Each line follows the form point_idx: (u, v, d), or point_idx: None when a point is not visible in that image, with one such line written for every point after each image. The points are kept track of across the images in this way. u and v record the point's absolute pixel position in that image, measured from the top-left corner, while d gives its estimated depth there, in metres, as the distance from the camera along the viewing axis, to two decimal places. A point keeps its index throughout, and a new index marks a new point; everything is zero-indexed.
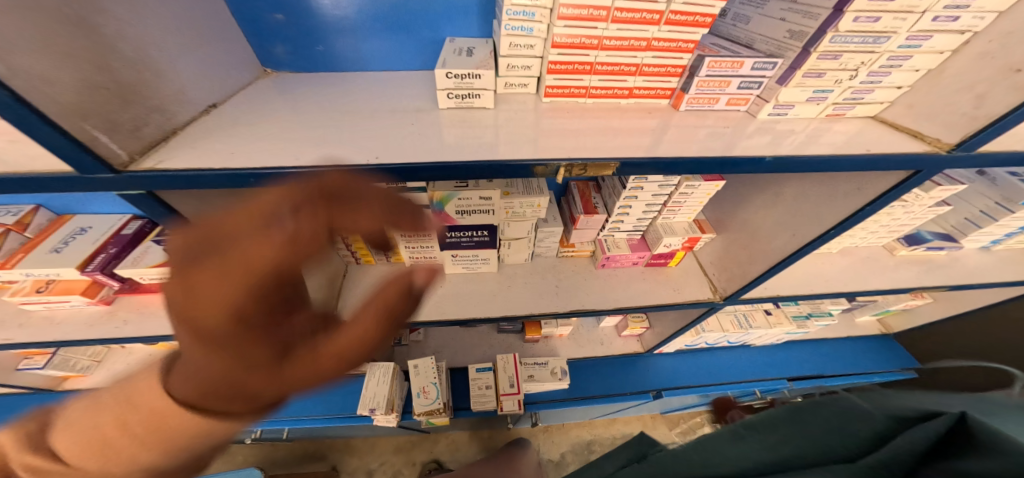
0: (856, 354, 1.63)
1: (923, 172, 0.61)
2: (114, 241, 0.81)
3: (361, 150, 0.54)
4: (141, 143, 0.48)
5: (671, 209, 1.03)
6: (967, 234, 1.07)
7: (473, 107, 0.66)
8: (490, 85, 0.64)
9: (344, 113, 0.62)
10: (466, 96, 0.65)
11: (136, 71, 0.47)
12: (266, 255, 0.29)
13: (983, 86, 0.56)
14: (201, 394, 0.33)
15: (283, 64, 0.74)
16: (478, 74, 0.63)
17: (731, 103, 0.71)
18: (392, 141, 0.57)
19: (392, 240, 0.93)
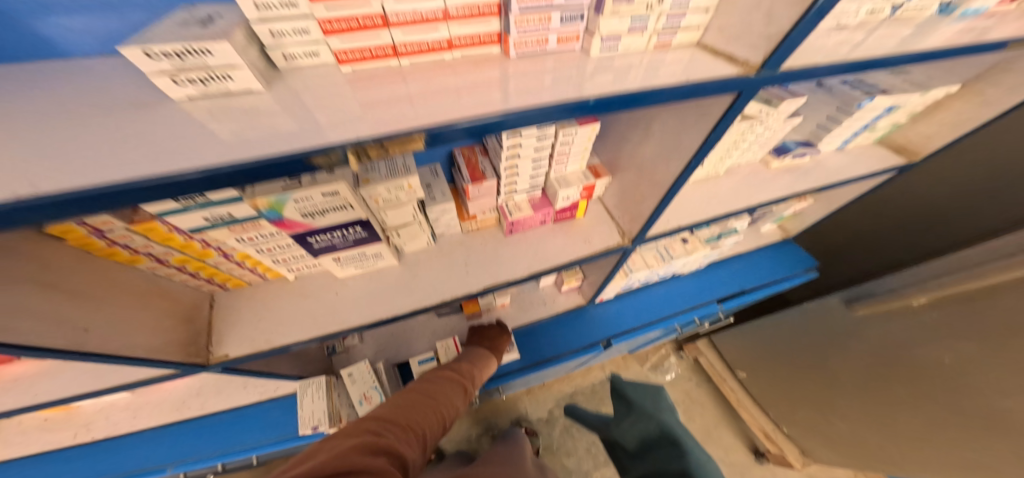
0: (772, 261, 1.76)
1: (742, 94, 0.59)
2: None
3: (35, 168, 0.39)
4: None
5: (560, 159, 0.98)
6: (823, 138, 1.12)
7: (233, 91, 0.53)
8: (236, 58, 0.49)
9: (58, 118, 0.47)
10: (209, 78, 0.50)
11: None
12: None
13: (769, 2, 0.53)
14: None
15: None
16: (206, 49, 0.47)
17: (563, 41, 0.64)
18: (116, 154, 0.43)
19: (250, 256, 0.82)
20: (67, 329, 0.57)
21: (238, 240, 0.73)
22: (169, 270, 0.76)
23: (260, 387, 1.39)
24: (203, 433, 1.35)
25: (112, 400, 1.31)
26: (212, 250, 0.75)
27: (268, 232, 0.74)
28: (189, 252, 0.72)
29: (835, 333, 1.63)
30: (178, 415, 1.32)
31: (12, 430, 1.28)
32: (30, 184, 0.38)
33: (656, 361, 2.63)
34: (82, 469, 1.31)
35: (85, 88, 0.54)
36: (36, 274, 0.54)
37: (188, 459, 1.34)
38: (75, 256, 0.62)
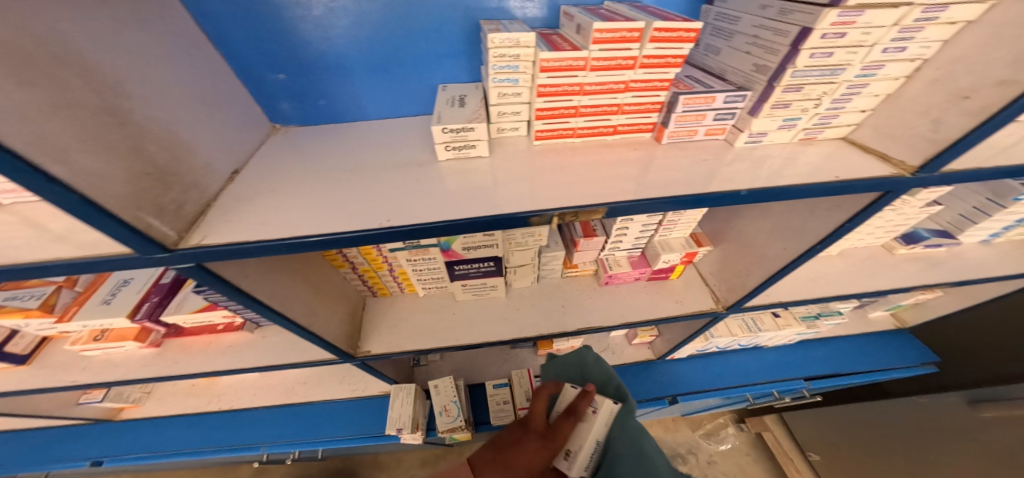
0: (871, 348, 1.63)
1: (889, 194, 0.65)
2: (155, 290, 0.95)
3: (371, 214, 0.62)
4: (179, 215, 0.60)
5: (668, 225, 1.05)
6: (965, 229, 1.09)
7: (472, 156, 0.77)
8: (484, 135, 0.73)
9: (351, 173, 0.75)
10: (463, 147, 0.75)
11: (181, 167, 0.63)
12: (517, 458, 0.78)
13: (938, 112, 0.60)
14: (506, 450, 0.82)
15: (289, 118, 0.93)
16: (472, 127, 0.72)
17: (709, 132, 0.77)
18: (403, 206, 0.64)
19: (405, 273, 1.01)
20: (308, 311, 0.79)
21: (406, 261, 0.92)
22: (351, 276, 0.98)
23: (353, 384, 1.54)
24: (298, 419, 1.49)
25: (245, 378, 1.53)
26: (383, 265, 0.95)
27: (428, 258, 0.93)
28: (371, 264, 0.94)
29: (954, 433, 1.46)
30: (288, 400, 1.52)
31: (168, 390, 1.54)
32: (380, 219, 0.60)
33: (711, 428, 2.43)
34: (200, 435, 1.47)
35: (374, 144, 0.84)
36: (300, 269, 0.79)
37: (277, 441, 1.46)
38: (314, 259, 0.86)
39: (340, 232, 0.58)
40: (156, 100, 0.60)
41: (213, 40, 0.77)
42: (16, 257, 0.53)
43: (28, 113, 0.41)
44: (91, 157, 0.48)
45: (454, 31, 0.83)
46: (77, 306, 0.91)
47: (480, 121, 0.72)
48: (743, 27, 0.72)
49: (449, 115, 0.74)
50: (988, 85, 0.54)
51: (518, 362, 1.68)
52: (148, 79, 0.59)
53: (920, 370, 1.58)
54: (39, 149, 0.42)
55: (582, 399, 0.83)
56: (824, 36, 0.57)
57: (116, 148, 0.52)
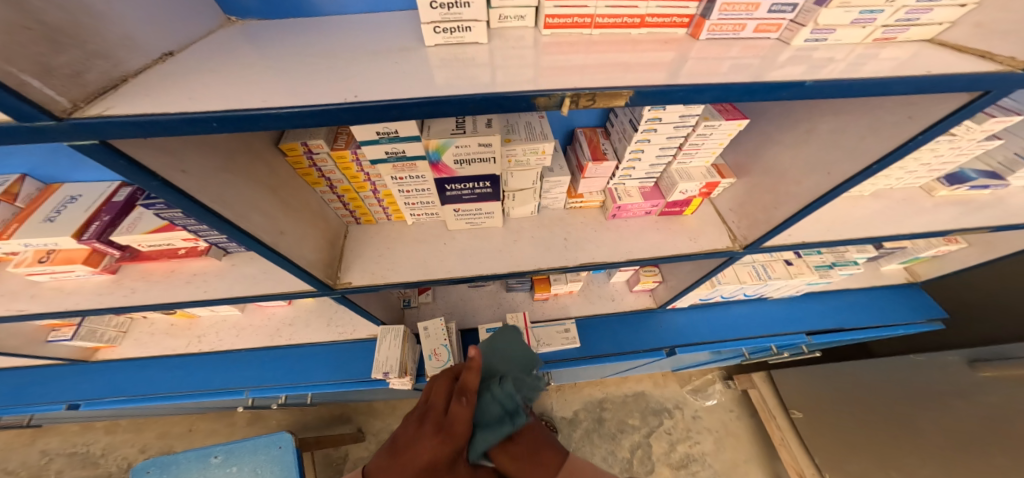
0: (878, 306, 1.58)
1: (993, 94, 0.53)
2: (107, 208, 0.78)
3: (335, 90, 0.49)
4: (78, 82, 0.39)
5: (688, 152, 0.93)
6: (1018, 170, 0.97)
7: (466, 43, 0.61)
8: (481, 15, 0.57)
9: (318, 52, 0.58)
10: (455, 29, 0.58)
11: (97, 25, 0.41)
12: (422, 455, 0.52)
13: None
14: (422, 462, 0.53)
15: (250, 11, 0.67)
16: (467, 2, 0.55)
17: (758, 29, 0.63)
18: (378, 78, 0.53)
19: (390, 196, 0.91)
20: (272, 229, 0.68)
21: (391, 178, 0.81)
22: (330, 196, 0.88)
23: (340, 328, 1.48)
24: (284, 363, 1.43)
25: (226, 317, 1.46)
26: (366, 184, 0.85)
27: (416, 176, 0.82)
28: (352, 182, 0.83)
29: (942, 391, 1.46)
30: (273, 342, 1.45)
31: (147, 329, 1.45)
32: (343, 95, 0.47)
33: (699, 384, 2.46)
34: (186, 378, 1.41)
35: (344, 29, 0.66)
36: (264, 179, 0.67)
37: (265, 385, 1.42)
38: (283, 168, 0.73)
39: (294, 106, 0.44)
40: None
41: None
42: None
43: None
44: None
45: None
46: (21, 224, 0.73)
47: None
48: None
49: None
50: None
51: (513, 306, 1.62)
52: None
53: (924, 326, 1.56)
54: None
55: (467, 374, 0.55)
56: None
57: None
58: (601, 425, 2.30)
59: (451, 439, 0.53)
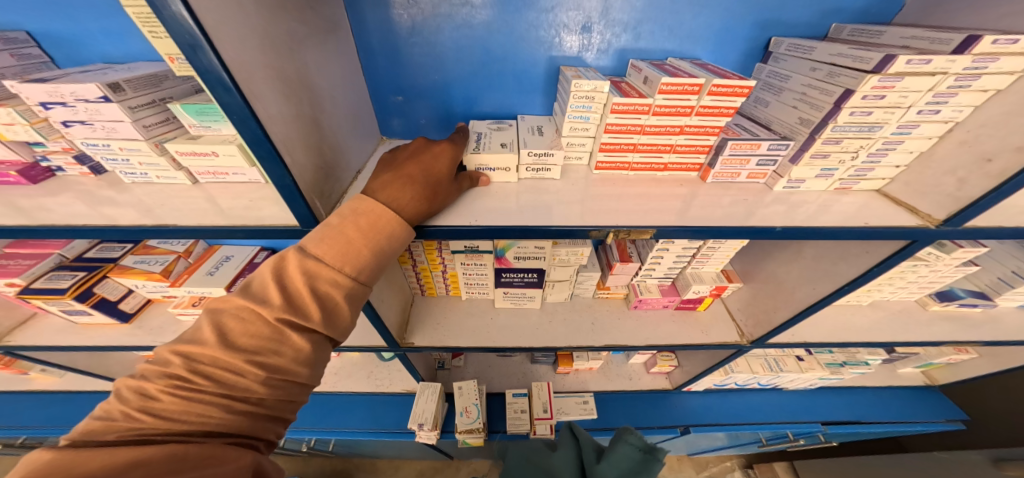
0: (895, 403, 1.62)
1: (917, 242, 0.71)
2: (249, 268, 1.02)
3: (462, 213, 0.74)
4: (330, 202, 0.69)
5: (701, 259, 1.12)
6: (1001, 292, 1.10)
7: (544, 178, 0.85)
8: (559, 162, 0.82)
9: None
10: (540, 169, 0.83)
11: (335, 160, 0.71)
12: (334, 253, 0.55)
13: (963, 172, 0.69)
14: (353, 271, 0.56)
15: (396, 133, 1.00)
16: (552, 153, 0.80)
17: (752, 176, 0.84)
18: (481, 200, 0.77)
19: (454, 276, 1.12)
20: (379, 297, 0.92)
21: (460, 264, 1.04)
22: (410, 273, 1.11)
23: (378, 380, 1.61)
24: (323, 409, 1.55)
25: None
26: (439, 265, 1.07)
27: (478, 263, 1.04)
28: (429, 263, 1.06)
29: None
30: (317, 388, 1.58)
31: None
32: (468, 220, 0.72)
33: (717, 471, 2.35)
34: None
35: None
36: None
37: (301, 427, 1.52)
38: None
39: (440, 225, 0.70)
40: (327, 93, 0.69)
41: (361, 63, 0.87)
42: (191, 221, 0.65)
43: (261, 80, 0.50)
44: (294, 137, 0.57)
45: (537, 73, 0.91)
46: (188, 275, 0.97)
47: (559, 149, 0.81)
48: (792, 85, 0.80)
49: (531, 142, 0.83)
50: (1009, 150, 0.63)
51: (538, 376, 1.73)
52: (324, 74, 0.68)
53: (944, 426, 1.56)
54: (269, 121, 0.51)
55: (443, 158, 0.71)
56: (864, 98, 0.66)
57: (309, 142, 0.61)
58: None
59: (364, 216, 0.58)
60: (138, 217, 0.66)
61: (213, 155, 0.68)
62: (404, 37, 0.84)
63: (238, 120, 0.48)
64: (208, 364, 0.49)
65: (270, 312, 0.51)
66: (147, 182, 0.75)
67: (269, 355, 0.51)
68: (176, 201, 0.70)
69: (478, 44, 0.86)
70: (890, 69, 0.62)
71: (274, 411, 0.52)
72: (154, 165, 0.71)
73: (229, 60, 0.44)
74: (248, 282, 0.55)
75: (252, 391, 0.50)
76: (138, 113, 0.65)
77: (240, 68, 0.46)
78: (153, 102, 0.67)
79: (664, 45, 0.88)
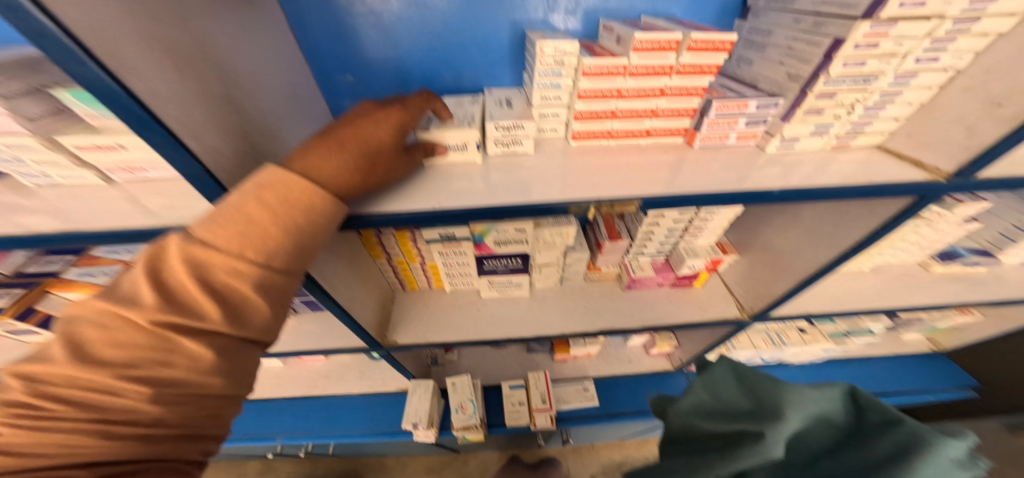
0: (903, 372, 1.59)
1: (927, 197, 0.66)
2: None
3: (421, 198, 0.66)
4: None
5: (694, 232, 1.07)
6: (1005, 249, 1.06)
7: (518, 153, 0.76)
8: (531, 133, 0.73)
9: None
10: (510, 143, 0.74)
11: (263, 142, 0.64)
12: (227, 239, 0.47)
13: (973, 120, 0.62)
14: (254, 253, 0.48)
15: None
16: (522, 125, 0.72)
17: (741, 138, 0.77)
18: (443, 182, 0.70)
19: (435, 268, 1.07)
20: (348, 297, 0.85)
21: (438, 253, 0.98)
22: (386, 268, 1.05)
23: (370, 380, 1.56)
24: (317, 414, 1.51)
25: (268, 366, 1.57)
26: (416, 257, 1.01)
27: (458, 252, 0.97)
28: (405, 255, 1.00)
29: None
30: (308, 392, 1.54)
31: None
32: (429, 203, 0.65)
33: None
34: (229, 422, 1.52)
35: None
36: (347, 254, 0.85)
37: (295, 433, 1.48)
38: (356, 247, 0.91)
39: (399, 211, 0.64)
40: (243, 67, 0.60)
41: (296, 39, 0.79)
42: (114, 226, 0.58)
43: (132, 52, 0.40)
44: (197, 119, 0.49)
45: (500, 41, 0.84)
46: None
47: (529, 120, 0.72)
48: (775, 39, 0.73)
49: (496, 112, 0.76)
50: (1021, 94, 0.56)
51: (536, 366, 1.68)
52: (234, 44, 0.59)
53: (958, 394, 1.54)
54: (155, 101, 0.42)
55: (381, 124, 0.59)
56: (856, 46, 0.58)
57: (220, 125, 0.53)
58: None
59: (263, 192, 0.49)
60: (53, 224, 0.59)
61: (121, 149, 0.60)
62: (345, 8, 0.76)
63: (107, 102, 0.38)
64: (63, 385, 0.40)
65: (145, 316, 0.43)
66: (52, 185, 0.67)
67: (151, 367, 0.43)
68: (99, 205, 0.63)
69: (431, 13, 0.78)
70: (884, 13, 0.54)
71: (187, 428, 0.46)
72: (53, 163, 0.62)
73: (74, 20, 0.34)
74: (115, 284, 0.46)
75: (139, 411, 0.42)
76: (16, 103, 0.54)
77: (89, 29, 0.35)
78: (32, 88, 0.57)
79: (637, 2, 0.80)
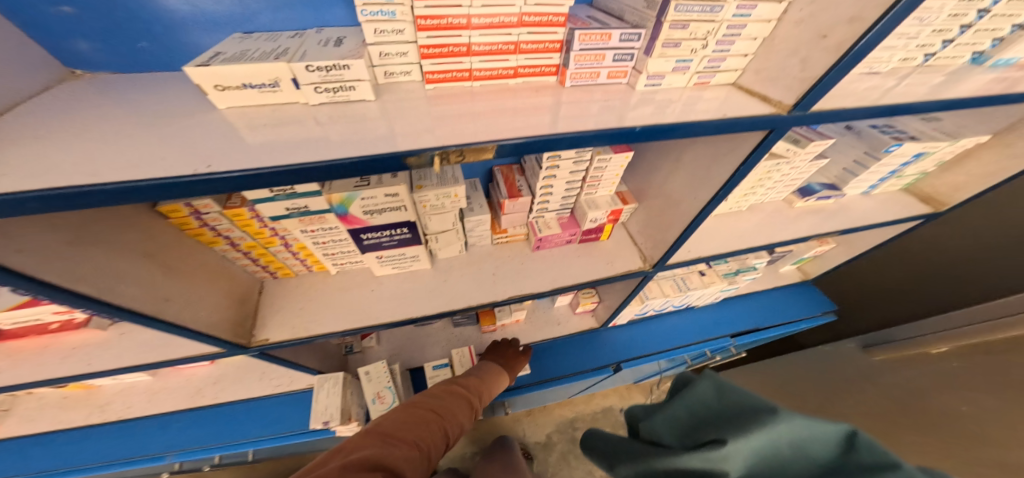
0: (788, 302, 1.81)
1: (774, 132, 0.67)
2: None
3: (188, 159, 0.49)
4: None
5: (591, 184, 1.05)
6: (848, 182, 1.20)
7: (351, 102, 0.62)
8: (363, 75, 0.59)
9: (174, 119, 0.56)
10: (338, 89, 0.59)
11: None
12: None
13: (804, 52, 0.62)
14: None
15: (98, 65, 0.66)
16: (346, 65, 0.56)
17: (612, 75, 0.72)
18: (235, 132, 0.55)
19: (305, 247, 0.91)
20: (153, 297, 0.68)
21: (302, 231, 0.82)
22: (235, 253, 0.87)
23: (275, 380, 1.39)
24: (207, 424, 1.36)
25: (133, 382, 1.33)
26: (276, 238, 0.85)
27: (328, 227, 0.83)
28: (257, 238, 0.83)
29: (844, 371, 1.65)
30: (194, 403, 1.33)
31: (33, 404, 1.30)
32: (195, 166, 0.48)
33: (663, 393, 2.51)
34: (96, 449, 1.31)
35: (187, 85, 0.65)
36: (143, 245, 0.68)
37: (186, 447, 1.35)
38: (160, 232, 0.73)
39: (142, 179, 0.45)
40: None
41: None
42: None
43: None
44: None
45: None
46: None
47: (355, 57, 0.57)
48: None
49: (316, 44, 0.59)
50: (841, 24, 0.56)
51: (463, 339, 1.63)
52: None
53: (821, 318, 1.80)
54: None
55: None
56: None
57: None
58: (577, 445, 2.27)
59: None
60: None
61: None
62: None
63: None
64: None
65: None
66: None
67: None
68: None
69: None
70: None
71: None
72: None
73: None
74: None
75: None
76: None
77: None
78: None
79: None
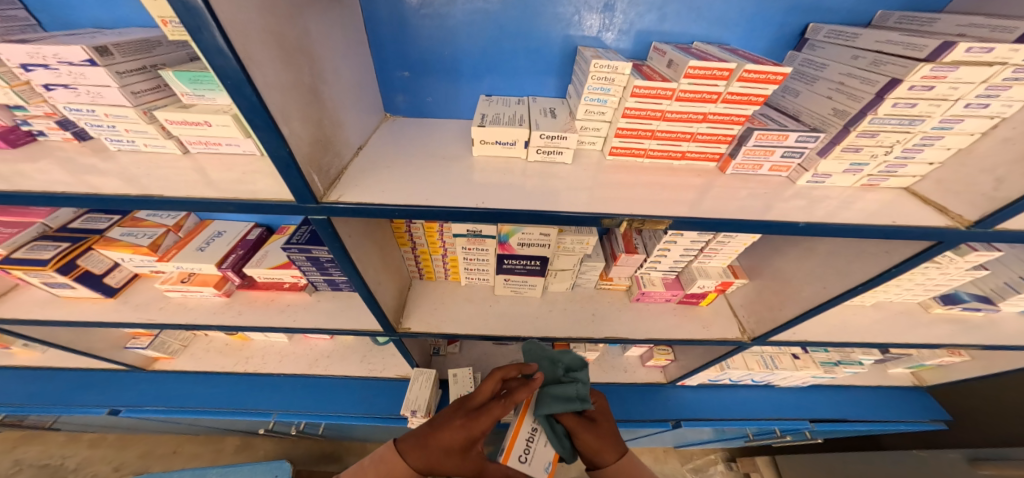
0: (881, 401, 1.66)
1: (944, 244, 0.70)
2: (241, 245, 1.06)
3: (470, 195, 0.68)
4: (329, 177, 0.64)
5: (708, 254, 1.11)
6: (1005, 298, 1.11)
7: (555, 162, 0.78)
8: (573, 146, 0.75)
9: (445, 161, 0.78)
10: (551, 152, 0.77)
11: (334, 134, 0.66)
12: None
13: (1004, 171, 0.66)
14: None
15: (400, 110, 0.95)
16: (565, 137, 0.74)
17: (774, 169, 0.81)
18: (473, 176, 0.73)
19: (455, 260, 1.09)
20: (376, 279, 0.87)
21: (462, 248, 1.00)
22: (409, 256, 1.08)
23: (371, 365, 1.57)
24: (309, 392, 1.51)
25: (275, 342, 1.57)
26: (439, 249, 1.04)
27: (481, 248, 1.00)
28: (430, 247, 1.03)
29: None
30: (309, 371, 1.54)
31: (205, 346, 1.58)
32: (473, 200, 0.67)
33: (700, 463, 2.35)
34: (221, 392, 1.49)
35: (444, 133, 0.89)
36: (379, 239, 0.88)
37: (291, 409, 1.48)
38: (387, 234, 0.94)
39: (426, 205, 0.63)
40: (332, 62, 0.64)
41: (367, 33, 0.81)
42: (172, 192, 0.60)
43: (255, 36, 0.45)
44: (287, 99, 0.52)
45: (551, 52, 0.86)
46: (177, 250, 1.01)
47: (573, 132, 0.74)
48: (828, 74, 0.77)
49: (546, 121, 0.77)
50: None
51: None
52: (326, 39, 0.62)
53: (927, 425, 1.61)
54: (266, 89, 0.47)
55: None
56: (910, 88, 0.62)
57: (309, 113, 0.57)
58: None
59: None
60: (123, 187, 0.61)
61: (205, 125, 0.65)
62: (413, 8, 0.78)
63: (232, 87, 0.43)
64: None
65: None
66: (133, 151, 0.71)
67: None
68: (166, 170, 0.66)
69: (490, 24, 0.80)
70: (946, 57, 0.58)
71: None
72: (141, 132, 0.67)
73: (223, 17, 0.39)
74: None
75: None
76: (127, 79, 0.63)
77: (236, 27, 0.42)
78: (144, 68, 0.65)
79: (691, 28, 0.83)
